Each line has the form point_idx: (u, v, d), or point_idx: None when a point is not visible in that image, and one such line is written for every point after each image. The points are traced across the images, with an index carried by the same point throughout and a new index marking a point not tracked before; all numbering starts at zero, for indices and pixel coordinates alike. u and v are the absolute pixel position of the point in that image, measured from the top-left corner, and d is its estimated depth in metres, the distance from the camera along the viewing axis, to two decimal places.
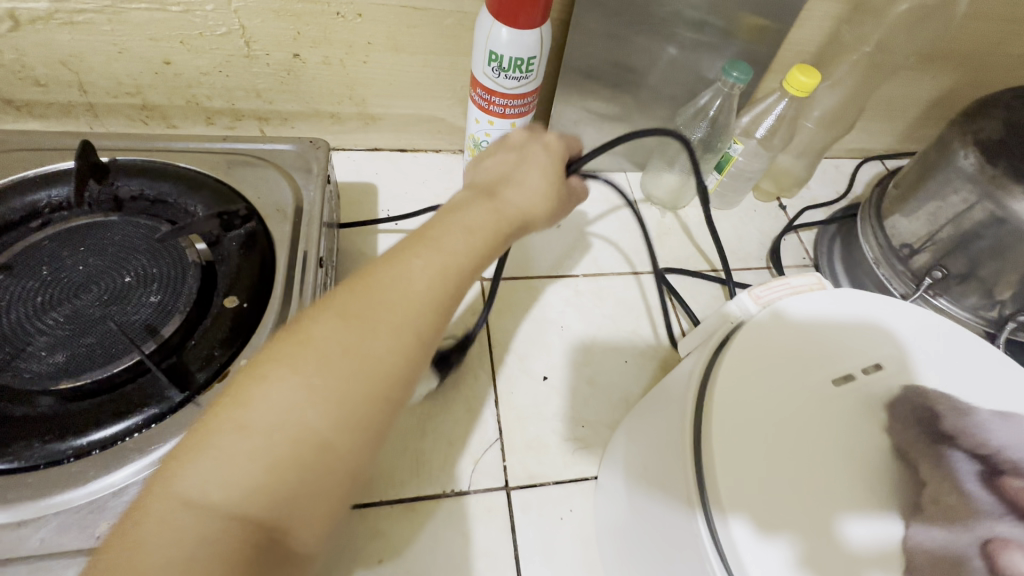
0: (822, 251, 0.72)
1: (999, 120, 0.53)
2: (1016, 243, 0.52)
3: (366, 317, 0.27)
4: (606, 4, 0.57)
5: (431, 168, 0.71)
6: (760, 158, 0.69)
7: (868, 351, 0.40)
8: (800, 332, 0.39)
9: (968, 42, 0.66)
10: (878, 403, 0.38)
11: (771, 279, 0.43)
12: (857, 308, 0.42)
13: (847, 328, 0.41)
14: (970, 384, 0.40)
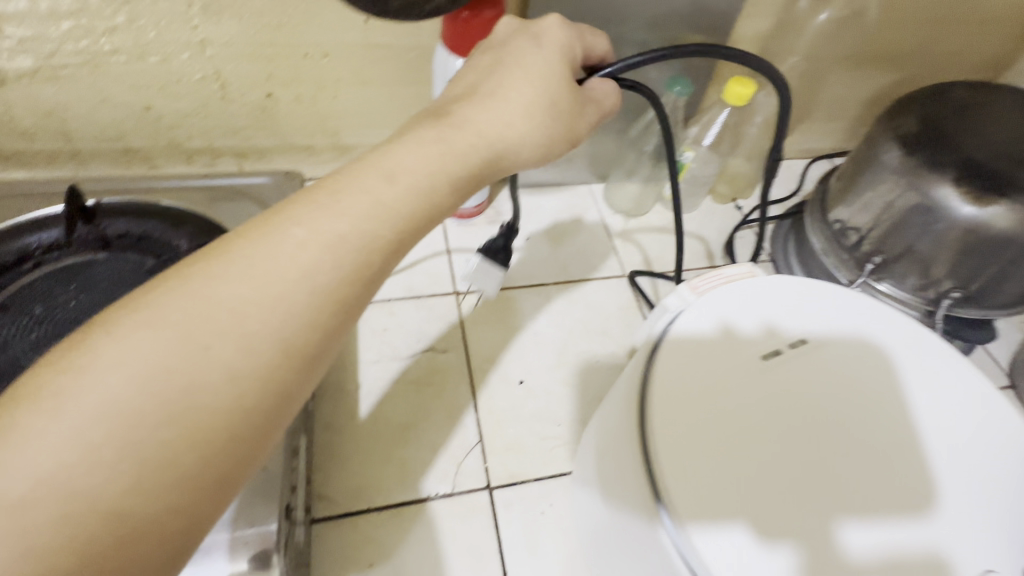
0: (778, 246, 0.77)
1: (918, 116, 0.58)
2: (944, 228, 0.56)
3: (197, 327, 0.24)
4: None
5: None
6: (712, 163, 0.74)
7: (794, 321, 0.42)
8: (726, 320, 0.41)
9: (890, 47, 0.72)
10: (812, 373, 0.40)
11: (707, 272, 0.46)
12: (793, 294, 0.44)
13: (773, 304, 0.43)
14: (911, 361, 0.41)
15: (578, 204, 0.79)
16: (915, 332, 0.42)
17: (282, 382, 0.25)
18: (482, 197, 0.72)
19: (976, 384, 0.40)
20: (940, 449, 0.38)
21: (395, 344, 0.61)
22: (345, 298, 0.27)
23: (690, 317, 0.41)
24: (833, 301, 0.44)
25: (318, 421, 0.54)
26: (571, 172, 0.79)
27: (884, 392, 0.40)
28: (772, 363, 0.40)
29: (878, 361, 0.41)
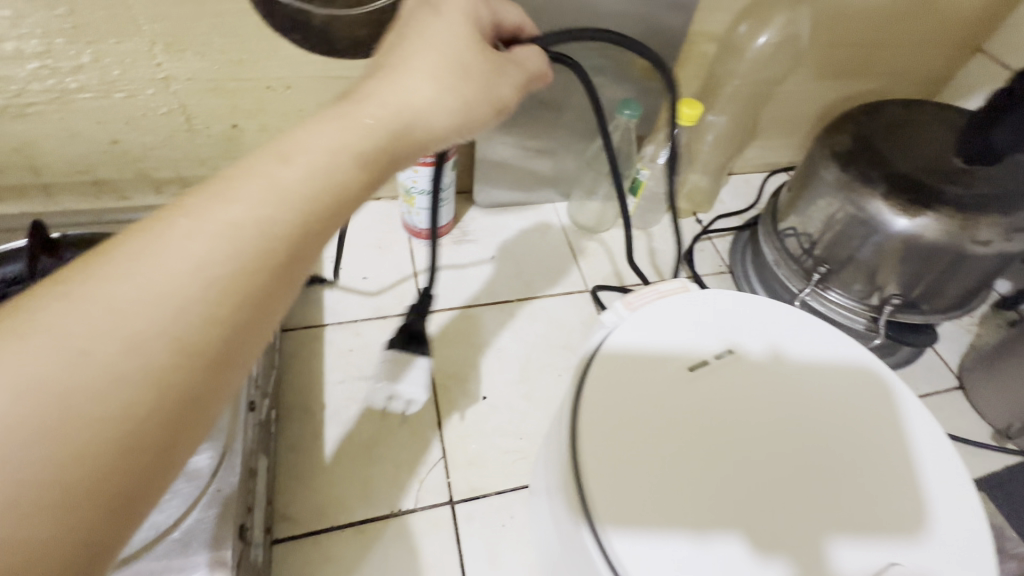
0: (736, 258, 0.80)
1: (851, 134, 0.62)
2: (877, 239, 0.59)
3: (46, 346, 0.19)
4: None
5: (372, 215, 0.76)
6: (668, 180, 0.77)
7: (713, 337, 0.46)
8: (648, 341, 0.45)
9: (831, 67, 0.76)
10: (729, 385, 0.44)
11: (643, 287, 0.49)
12: (720, 309, 0.48)
13: (692, 323, 0.47)
14: (834, 376, 0.46)
15: (543, 222, 0.82)
16: (817, 341, 0.47)
17: (186, 393, 0.21)
18: (446, 218, 0.74)
19: (871, 388, 0.45)
20: (885, 468, 0.42)
21: (361, 364, 0.62)
22: (256, 291, 0.23)
23: (614, 340, 0.45)
24: (746, 317, 0.48)
25: (283, 443, 0.55)
26: (535, 192, 0.81)
27: (796, 401, 0.44)
28: (690, 376, 0.44)
29: (789, 372, 0.45)
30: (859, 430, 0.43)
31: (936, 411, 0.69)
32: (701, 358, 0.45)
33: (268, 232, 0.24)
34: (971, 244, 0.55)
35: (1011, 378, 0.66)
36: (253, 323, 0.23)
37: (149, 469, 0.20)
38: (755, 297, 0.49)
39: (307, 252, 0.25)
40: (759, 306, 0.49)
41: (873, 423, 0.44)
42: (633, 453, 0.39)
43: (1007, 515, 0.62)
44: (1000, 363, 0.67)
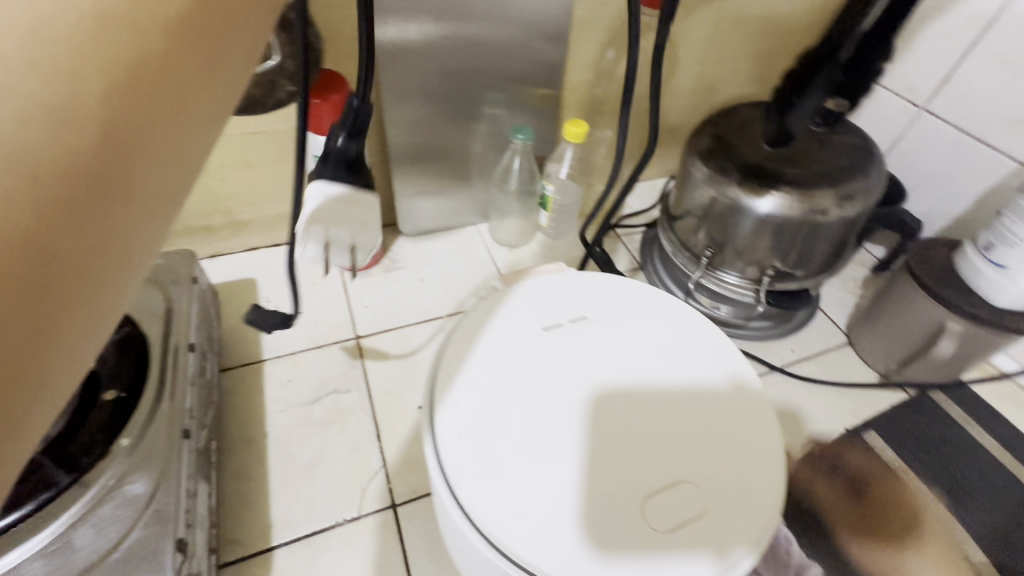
0: (644, 253, 0.89)
1: (709, 134, 0.71)
2: (743, 221, 0.68)
3: None
4: (410, 105, 0.73)
5: None
6: (572, 191, 0.86)
7: (567, 307, 0.50)
8: (504, 319, 0.48)
9: (699, 79, 0.87)
10: (581, 344, 0.47)
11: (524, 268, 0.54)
12: (594, 294, 0.51)
13: (546, 298, 0.50)
14: (699, 359, 0.47)
15: (466, 243, 0.89)
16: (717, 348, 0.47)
17: (54, 241, 0.15)
18: (374, 250, 0.80)
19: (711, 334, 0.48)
20: (754, 448, 0.42)
21: (301, 392, 0.66)
22: (118, 104, 0.17)
23: (470, 323, 0.48)
24: (594, 284, 0.52)
25: (229, 473, 0.58)
26: (457, 216, 0.89)
27: (646, 356, 0.46)
28: (541, 336, 0.47)
29: (639, 329, 0.48)
30: (706, 372, 0.46)
31: (830, 364, 0.77)
32: (556, 321, 0.48)
33: (111, 29, 0.17)
34: (818, 216, 0.64)
35: (884, 325, 0.73)
36: (156, 97, 0.18)
37: (54, 301, 0.15)
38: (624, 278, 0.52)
39: (185, 56, 0.19)
40: (629, 285, 0.52)
41: (716, 364, 0.46)
42: (496, 430, 0.41)
43: (897, 446, 0.69)
44: (875, 314, 0.75)
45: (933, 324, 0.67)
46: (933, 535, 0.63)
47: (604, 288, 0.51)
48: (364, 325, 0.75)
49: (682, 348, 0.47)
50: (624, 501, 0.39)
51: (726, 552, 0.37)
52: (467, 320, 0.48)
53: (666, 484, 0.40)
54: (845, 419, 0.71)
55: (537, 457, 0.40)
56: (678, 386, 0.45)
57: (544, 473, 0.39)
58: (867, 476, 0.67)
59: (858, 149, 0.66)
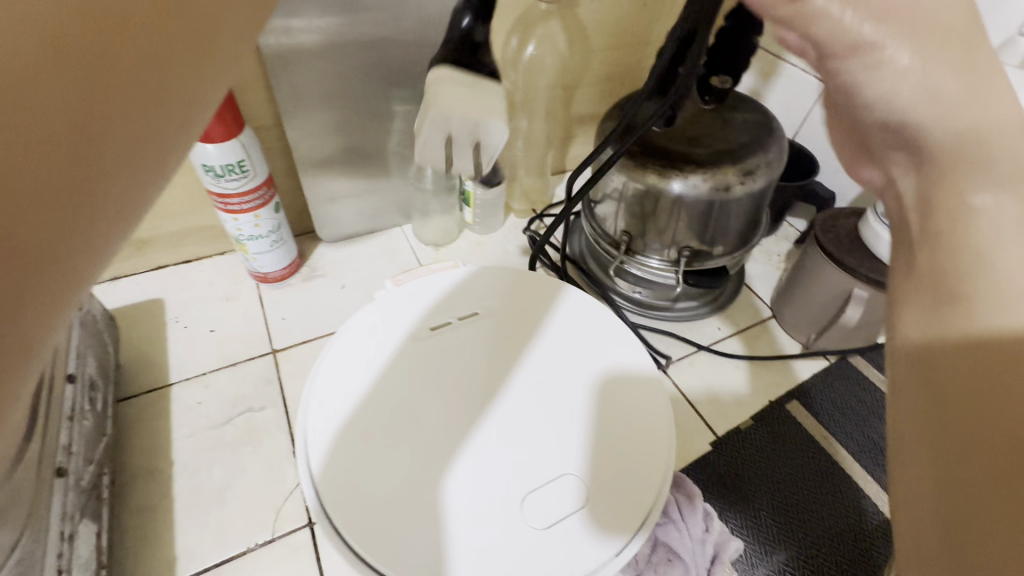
0: (572, 240, 0.88)
1: (616, 119, 0.70)
2: (655, 205, 0.68)
3: None
4: (311, 106, 0.70)
5: (217, 269, 0.78)
6: (494, 186, 0.85)
7: (456, 305, 0.54)
8: (394, 321, 0.51)
9: (615, 65, 0.86)
10: (464, 341, 0.51)
11: (415, 270, 0.58)
12: (483, 295, 0.55)
13: (437, 296, 0.54)
14: (585, 345, 0.51)
15: (391, 246, 0.87)
16: (603, 329, 0.52)
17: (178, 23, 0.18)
18: (289, 260, 0.77)
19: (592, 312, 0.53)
20: (641, 423, 0.46)
21: (211, 415, 0.63)
22: None
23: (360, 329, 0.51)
24: (485, 279, 0.56)
25: (132, 508, 0.55)
26: (379, 218, 0.87)
27: (533, 347, 0.51)
28: (428, 335, 0.51)
29: (525, 322, 0.53)
30: (587, 352, 0.50)
31: (754, 339, 0.78)
32: (445, 321, 0.52)
33: None
34: (723, 194, 0.64)
35: (801, 296, 0.74)
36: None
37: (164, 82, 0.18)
38: (510, 272, 0.57)
39: None
40: (516, 280, 0.56)
41: (599, 347, 0.51)
42: (400, 436, 0.45)
43: (817, 414, 0.70)
44: (793, 286, 0.76)
45: (841, 292, 0.68)
46: (854, 496, 0.64)
47: (491, 285, 0.55)
48: (281, 339, 0.72)
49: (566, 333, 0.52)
50: (525, 487, 0.43)
51: (623, 524, 0.41)
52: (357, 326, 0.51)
53: (563, 466, 0.44)
54: (769, 392, 0.72)
55: (439, 456, 0.44)
56: (562, 371, 0.49)
57: (443, 469, 0.43)
58: (793, 446, 0.67)
59: (759, 125, 0.67)
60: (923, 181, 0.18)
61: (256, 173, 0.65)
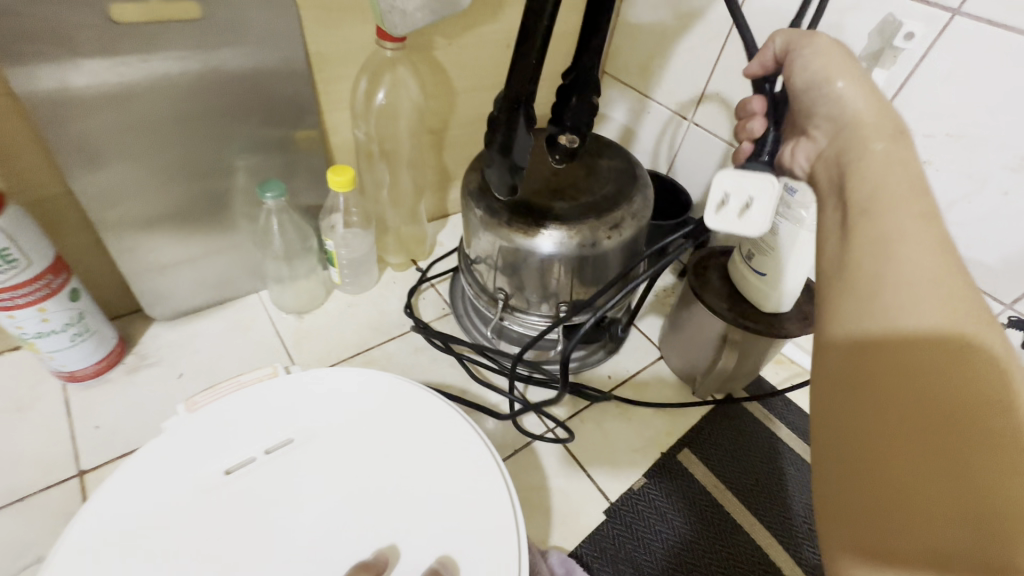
0: (454, 294, 0.82)
1: (478, 172, 0.65)
2: (523, 263, 0.63)
3: None
4: (122, 160, 0.59)
5: (16, 369, 0.64)
6: (361, 243, 0.77)
7: (267, 432, 0.50)
8: (180, 462, 0.47)
9: (485, 108, 0.83)
10: (276, 476, 0.47)
11: (222, 383, 0.55)
12: (287, 407, 0.52)
13: (238, 425, 0.50)
14: (403, 442, 0.50)
15: (246, 317, 0.76)
16: (416, 426, 0.51)
17: None
18: (102, 353, 0.63)
19: (405, 410, 0.52)
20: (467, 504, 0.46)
21: None
22: None
23: (141, 479, 0.45)
24: (296, 379, 0.53)
25: None
26: (229, 286, 0.76)
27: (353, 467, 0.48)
28: (225, 480, 0.47)
29: (348, 433, 0.50)
30: (392, 442, 0.50)
31: (643, 385, 0.76)
32: (246, 457, 0.48)
33: None
34: (591, 249, 0.60)
35: (682, 338, 0.73)
36: None
37: None
38: (316, 371, 0.54)
39: None
40: (318, 376, 0.54)
41: (423, 444, 0.50)
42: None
43: (710, 462, 0.69)
44: (674, 327, 0.75)
45: (716, 333, 0.67)
46: (751, 550, 0.62)
47: (297, 391, 0.53)
48: (92, 453, 0.59)
49: (395, 437, 0.50)
50: None
51: None
52: (131, 475, 0.45)
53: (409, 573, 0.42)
54: (660, 442, 0.70)
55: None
56: (388, 483, 0.48)
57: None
58: (686, 500, 0.65)
59: (621, 173, 0.64)
60: (830, 173, 0.37)
61: (34, 260, 0.52)
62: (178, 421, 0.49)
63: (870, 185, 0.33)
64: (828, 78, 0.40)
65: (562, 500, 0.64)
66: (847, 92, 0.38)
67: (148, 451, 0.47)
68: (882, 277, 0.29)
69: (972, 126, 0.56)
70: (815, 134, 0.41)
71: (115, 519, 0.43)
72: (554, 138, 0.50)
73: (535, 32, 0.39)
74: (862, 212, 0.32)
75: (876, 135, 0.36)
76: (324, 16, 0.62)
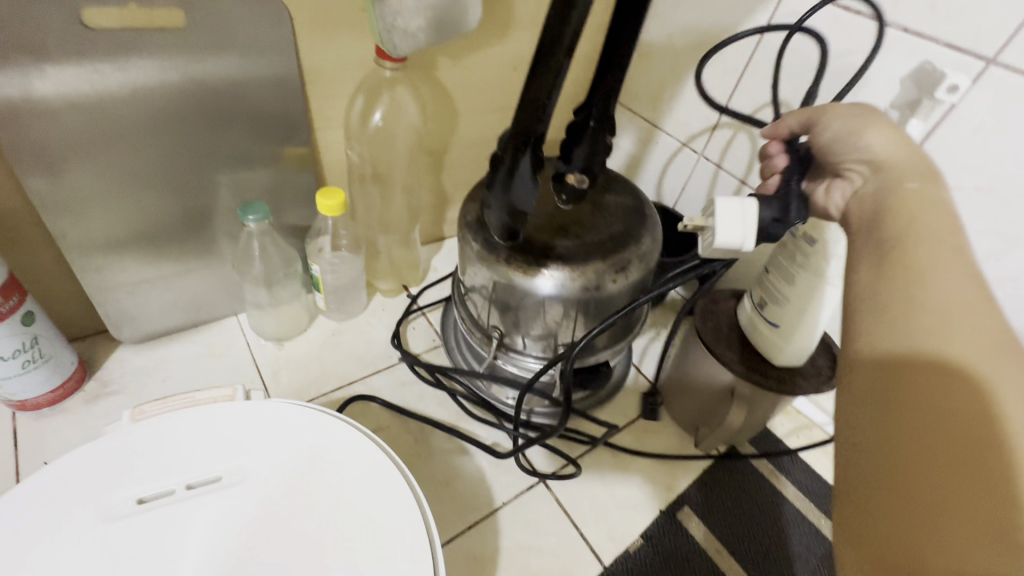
0: (446, 325, 0.77)
1: (477, 200, 0.61)
2: (517, 299, 0.58)
3: None
4: (90, 171, 0.54)
5: None
6: (348, 268, 0.72)
7: (198, 464, 0.42)
8: (93, 487, 0.40)
9: (488, 130, 0.79)
10: (190, 517, 0.39)
11: (179, 395, 0.48)
12: (229, 436, 0.44)
13: (173, 449, 0.43)
14: (344, 510, 0.41)
15: (220, 342, 0.71)
16: (364, 494, 0.42)
17: None
18: (57, 381, 0.58)
19: (357, 468, 0.43)
20: None
21: None
22: None
23: (46, 498, 0.39)
24: (254, 411, 0.45)
25: None
26: (205, 307, 0.71)
27: (286, 517, 0.40)
28: (132, 511, 0.39)
29: (287, 484, 0.42)
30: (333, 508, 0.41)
31: (643, 433, 0.71)
32: (166, 488, 0.41)
33: None
34: (594, 292, 0.56)
35: (685, 384, 0.69)
36: None
37: None
38: (280, 402, 0.46)
39: None
40: (280, 410, 0.46)
41: (367, 517, 0.40)
42: None
43: (709, 520, 0.64)
44: (677, 374, 0.71)
45: (724, 387, 0.63)
46: None
47: (250, 422, 0.45)
48: None
49: (337, 504, 0.41)
50: None
51: None
52: (32, 501, 0.39)
53: None
54: (659, 498, 0.65)
55: None
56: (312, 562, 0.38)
57: None
58: (681, 561, 0.60)
59: (630, 210, 0.60)
60: (869, 212, 0.34)
61: None
62: (109, 437, 0.42)
63: (906, 226, 0.31)
64: (856, 129, 0.38)
65: (550, 562, 0.59)
66: (878, 141, 0.36)
67: (65, 465, 0.41)
68: (919, 305, 0.28)
69: (1005, 181, 0.50)
70: (852, 176, 0.38)
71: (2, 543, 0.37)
72: (560, 178, 0.45)
73: (553, 59, 0.35)
74: (892, 251, 0.30)
75: (915, 175, 0.33)
76: (318, 30, 0.58)
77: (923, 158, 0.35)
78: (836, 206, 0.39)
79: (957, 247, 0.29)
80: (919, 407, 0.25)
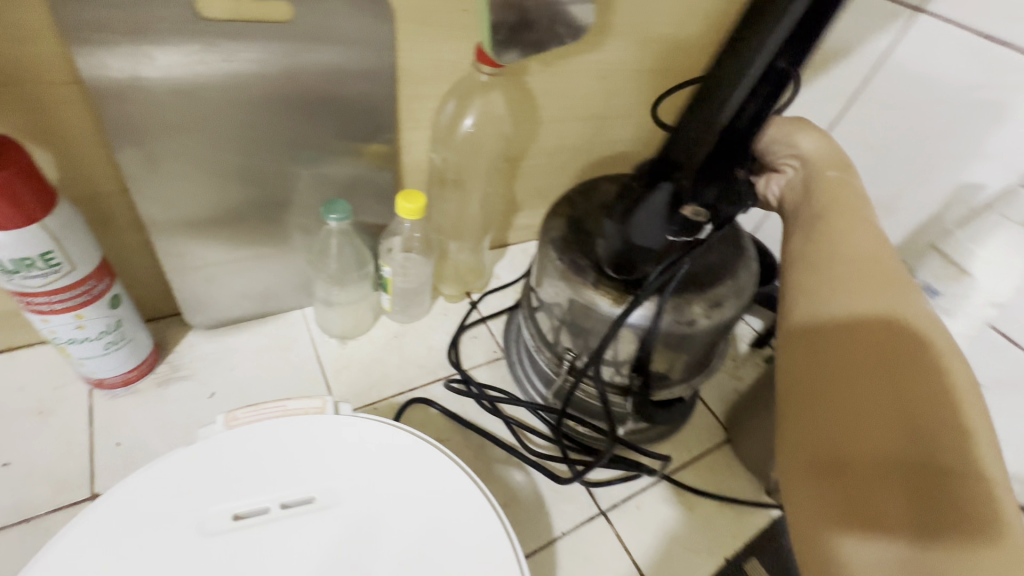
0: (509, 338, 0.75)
1: (564, 217, 0.58)
2: (601, 324, 0.55)
3: None
4: (186, 157, 0.54)
5: (46, 364, 0.61)
6: (417, 272, 0.71)
7: (290, 482, 0.41)
8: (186, 490, 0.39)
9: (568, 139, 0.76)
10: (282, 543, 0.38)
11: (269, 401, 0.46)
12: (319, 453, 0.42)
13: (265, 462, 0.42)
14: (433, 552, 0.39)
15: (287, 335, 0.71)
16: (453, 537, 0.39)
17: None
18: (134, 363, 0.59)
19: (445, 506, 0.41)
20: None
21: None
22: None
23: (141, 499, 0.39)
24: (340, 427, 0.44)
25: None
26: (275, 298, 0.71)
27: (371, 549, 0.39)
28: (227, 528, 0.39)
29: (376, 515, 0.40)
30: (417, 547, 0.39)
31: (707, 472, 0.68)
32: (260, 506, 0.40)
33: None
34: (686, 327, 0.53)
35: (759, 427, 0.65)
36: None
37: None
38: (365, 419, 0.44)
39: None
40: (366, 429, 0.44)
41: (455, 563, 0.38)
42: None
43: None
44: (749, 414, 0.66)
45: None
46: None
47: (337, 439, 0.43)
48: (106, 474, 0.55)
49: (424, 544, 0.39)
50: None
51: None
52: (120, 503, 0.38)
53: None
54: (723, 545, 0.62)
55: None
56: None
57: None
58: None
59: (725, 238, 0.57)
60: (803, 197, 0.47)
61: (79, 266, 0.48)
62: (198, 442, 0.42)
63: (829, 202, 0.44)
64: (792, 133, 0.49)
65: None
66: (808, 143, 0.48)
67: (159, 468, 0.40)
68: (832, 259, 0.40)
69: None
70: (789, 171, 0.49)
71: (101, 544, 0.36)
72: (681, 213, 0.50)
73: None
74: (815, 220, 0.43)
75: (834, 164, 0.47)
76: (418, 29, 0.56)
77: (837, 156, 0.48)
78: (773, 195, 0.50)
79: (862, 215, 0.42)
80: (832, 340, 0.37)
